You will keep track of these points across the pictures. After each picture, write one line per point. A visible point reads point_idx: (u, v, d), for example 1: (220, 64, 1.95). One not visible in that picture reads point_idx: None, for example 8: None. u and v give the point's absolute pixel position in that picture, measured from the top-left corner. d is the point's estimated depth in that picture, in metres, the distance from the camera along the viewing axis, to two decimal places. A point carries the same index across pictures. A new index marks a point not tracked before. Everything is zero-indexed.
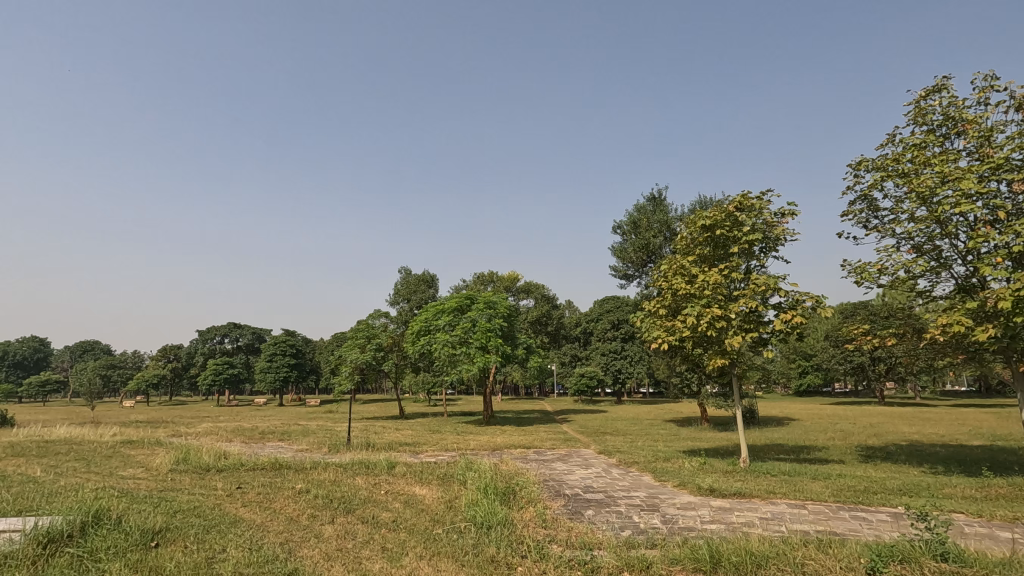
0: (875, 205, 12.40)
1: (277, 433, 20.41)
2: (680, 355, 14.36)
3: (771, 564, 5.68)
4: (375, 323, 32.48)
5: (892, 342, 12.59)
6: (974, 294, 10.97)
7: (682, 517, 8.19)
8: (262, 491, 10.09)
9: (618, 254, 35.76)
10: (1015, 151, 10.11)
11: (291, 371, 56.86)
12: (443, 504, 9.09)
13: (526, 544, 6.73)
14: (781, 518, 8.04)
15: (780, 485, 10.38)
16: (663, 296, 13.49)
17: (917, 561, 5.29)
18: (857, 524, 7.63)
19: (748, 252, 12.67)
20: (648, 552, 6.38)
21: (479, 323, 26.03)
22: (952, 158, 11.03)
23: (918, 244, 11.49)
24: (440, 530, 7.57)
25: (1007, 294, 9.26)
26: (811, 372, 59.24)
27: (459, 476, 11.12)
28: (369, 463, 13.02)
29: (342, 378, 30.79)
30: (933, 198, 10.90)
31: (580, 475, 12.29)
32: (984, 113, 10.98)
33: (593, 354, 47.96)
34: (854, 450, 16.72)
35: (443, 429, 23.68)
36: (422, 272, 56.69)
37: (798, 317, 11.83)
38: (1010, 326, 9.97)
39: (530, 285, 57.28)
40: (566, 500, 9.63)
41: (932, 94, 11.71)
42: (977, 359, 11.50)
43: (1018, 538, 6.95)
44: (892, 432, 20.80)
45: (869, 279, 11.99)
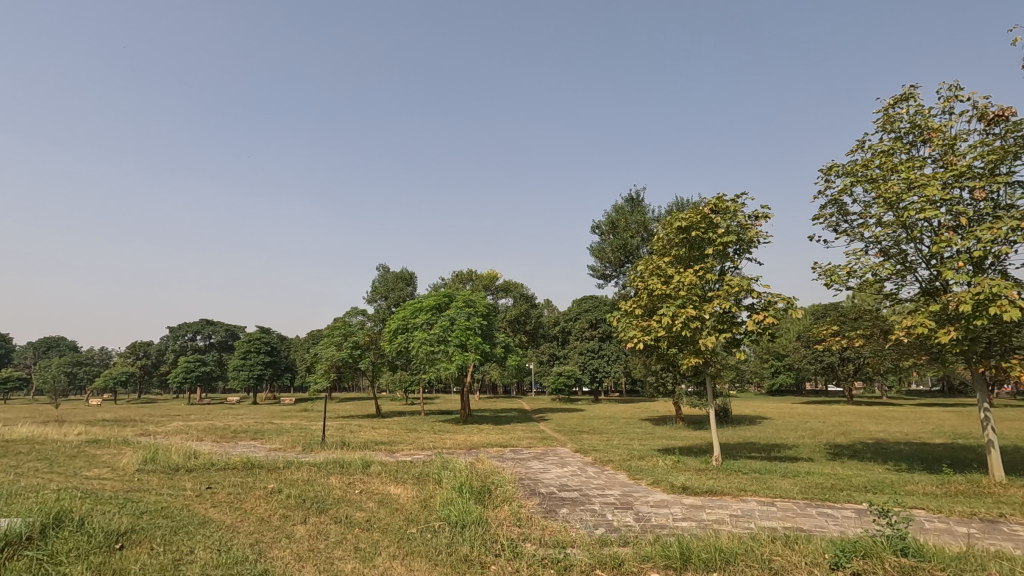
0: (845, 209, 12.74)
1: (250, 432, 20.00)
2: (655, 354, 14.53)
3: (740, 560, 5.80)
4: (352, 320, 32.05)
5: (860, 343, 12.95)
6: (936, 297, 11.36)
7: (655, 515, 8.29)
8: (232, 492, 9.88)
9: (596, 254, 36.00)
10: (977, 159, 10.48)
11: (266, 369, 55.79)
12: (417, 503, 9.04)
13: (500, 543, 6.73)
14: (751, 515, 8.22)
15: (751, 483, 10.58)
16: (640, 296, 13.65)
17: (878, 556, 5.45)
18: (824, 520, 7.83)
19: (723, 253, 12.87)
20: (620, 550, 6.45)
21: (457, 322, 25.92)
22: (918, 165, 11.38)
23: (885, 248, 11.84)
24: (414, 530, 7.52)
25: (969, 297, 9.61)
26: (783, 371, 60.56)
27: (435, 475, 11.07)
28: (344, 462, 12.88)
29: (318, 376, 30.32)
30: (899, 203, 11.24)
31: (556, 473, 12.34)
32: (949, 122, 11.36)
33: (572, 353, 48.10)
34: (823, 448, 17.13)
35: (419, 429, 23.18)
36: (400, 271, 56.29)
37: (770, 317, 12.09)
38: (971, 328, 10.35)
39: (510, 283, 57.33)
40: (541, 499, 9.66)
41: (900, 103, 12.07)
42: (939, 359, 11.91)
43: (974, 533, 7.23)
44: (860, 431, 21.38)
45: (838, 282, 12.32)
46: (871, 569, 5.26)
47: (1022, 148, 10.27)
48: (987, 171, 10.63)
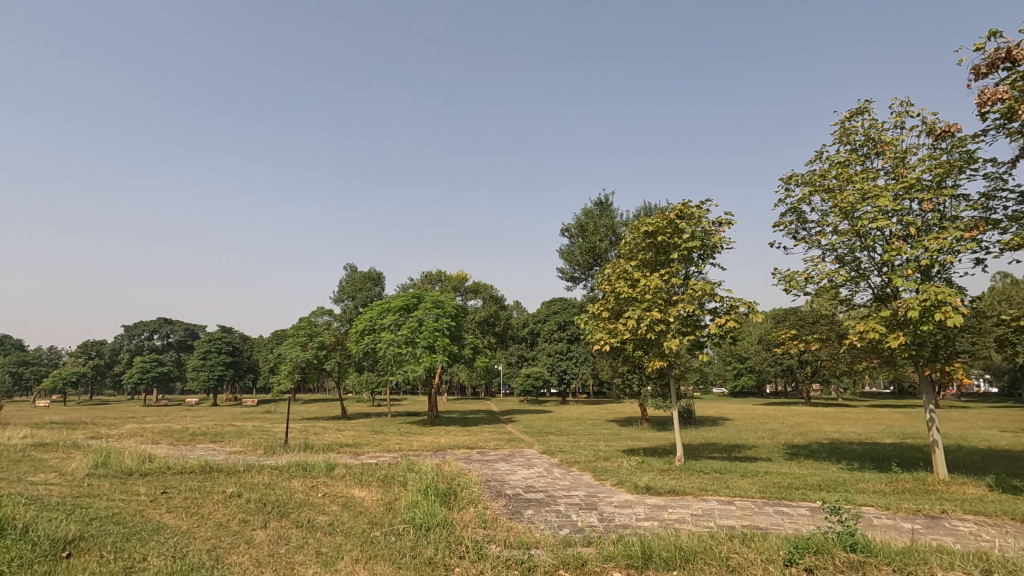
0: (804, 218, 13.21)
1: (209, 435, 19.40)
2: (621, 356, 14.75)
3: (699, 558, 5.94)
4: (318, 320, 31.43)
5: (816, 346, 13.44)
6: (887, 304, 11.88)
7: (619, 515, 8.42)
8: (190, 496, 9.57)
9: (565, 257, 36.24)
10: (926, 172, 11.03)
11: (227, 370, 54.13)
12: (381, 506, 8.93)
13: (465, 544, 6.73)
14: (710, 514, 8.44)
15: (712, 482, 10.88)
16: (607, 300, 13.85)
17: (829, 553, 5.68)
18: (780, 518, 8.10)
19: (688, 258, 13.17)
20: (584, 550, 6.53)
21: (425, 323, 25.69)
22: (871, 176, 11.90)
23: (840, 255, 12.32)
24: (378, 533, 7.44)
25: (916, 304, 10.11)
26: (745, 373, 62.34)
27: (401, 477, 10.98)
28: (307, 465, 12.62)
29: (281, 377, 29.66)
30: (854, 213, 11.72)
31: (522, 475, 12.38)
32: (900, 136, 11.92)
33: (540, 354, 48.32)
34: (781, 448, 17.73)
35: (384, 429, 23.46)
36: (368, 271, 55.58)
37: (732, 321, 12.45)
38: (918, 334, 10.87)
39: (479, 285, 57.34)
40: (507, 500, 9.69)
41: (856, 116, 12.60)
42: (889, 362, 12.45)
43: (918, 529, 7.59)
44: (816, 431, 22.20)
45: (796, 287, 12.77)
46: (823, 565, 5.47)
47: (965, 162, 10.86)
48: (934, 183, 11.19)
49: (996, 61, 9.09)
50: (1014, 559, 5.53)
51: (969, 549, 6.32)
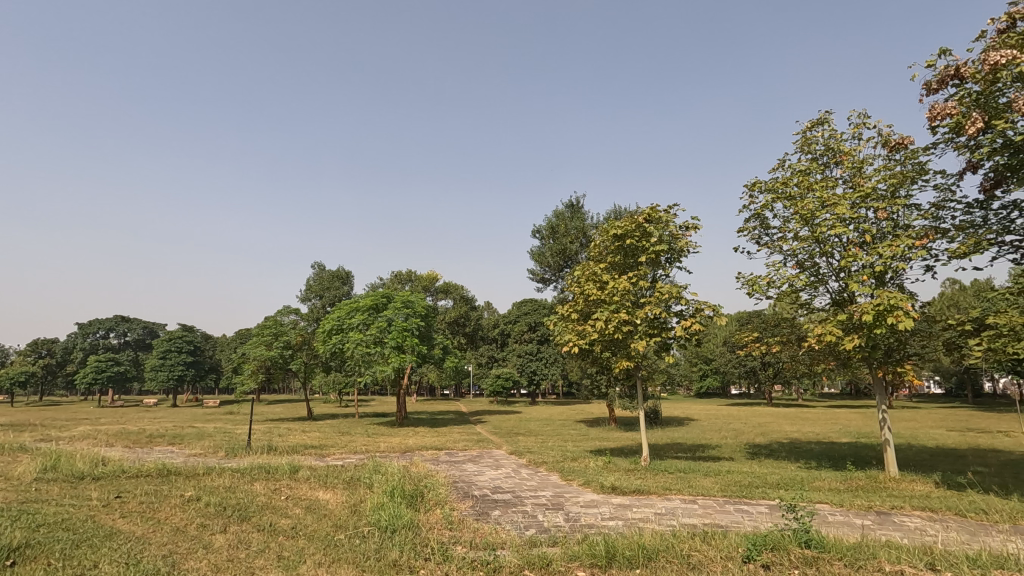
0: (767, 223, 13.59)
1: (167, 437, 18.75)
2: (588, 358, 14.92)
3: (660, 557, 6.04)
4: (284, 319, 30.74)
5: (777, 348, 13.84)
6: (844, 307, 12.32)
7: (584, 515, 8.51)
8: (146, 501, 9.24)
9: (535, 258, 36.40)
10: (881, 182, 11.50)
11: (187, 370, 52.41)
12: (346, 508, 8.80)
13: (431, 546, 6.69)
14: (673, 513, 8.61)
15: (675, 482, 11.08)
16: (576, 301, 13.99)
17: (785, 549, 5.87)
18: (740, 516, 8.32)
19: (655, 261, 13.40)
20: (549, 550, 6.58)
21: (395, 322, 25.44)
22: (831, 185, 12.34)
23: (801, 261, 12.74)
24: (342, 536, 7.32)
25: (871, 308, 10.54)
26: (710, 375, 63.68)
27: (367, 479, 10.82)
28: (270, 467, 12.33)
29: (245, 378, 28.91)
30: (814, 220, 12.13)
31: (490, 476, 12.37)
32: (858, 146, 12.39)
33: (510, 355, 48.32)
34: (743, 448, 18.23)
35: (352, 430, 23.12)
36: (337, 269, 54.78)
37: (697, 324, 12.74)
38: (873, 336, 11.31)
39: (449, 285, 57.11)
40: (474, 501, 9.68)
41: (817, 126, 13.05)
42: (846, 364, 12.92)
43: (869, 525, 7.91)
44: (777, 431, 22.89)
45: (758, 291, 13.14)
46: (779, 562, 5.65)
47: (917, 174, 11.38)
48: (888, 193, 11.68)
49: (946, 77, 9.58)
50: (956, 552, 5.81)
51: (915, 543, 6.61)
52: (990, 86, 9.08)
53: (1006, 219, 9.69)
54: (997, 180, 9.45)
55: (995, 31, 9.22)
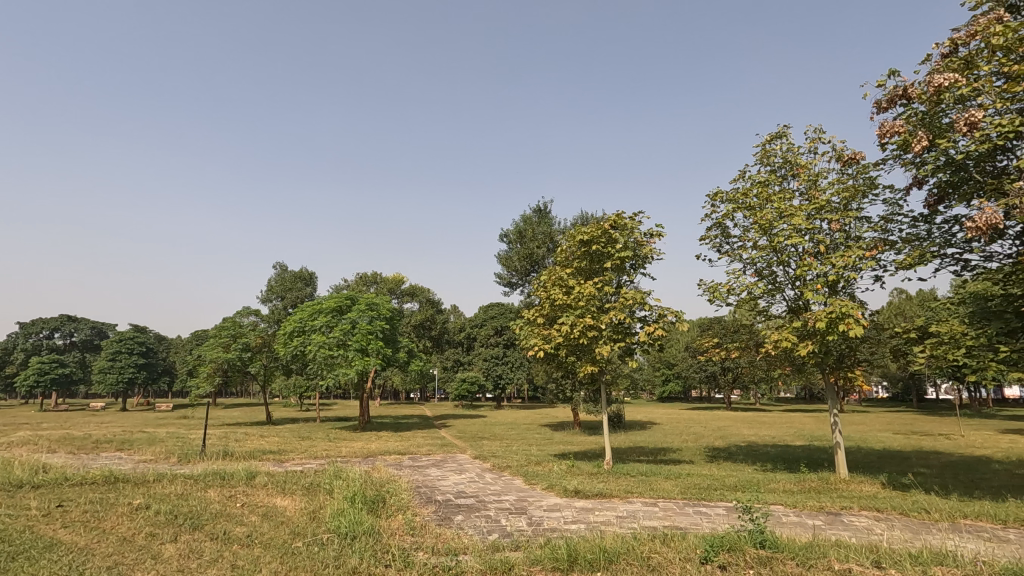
0: (727, 232, 13.98)
1: (115, 442, 17.91)
2: (554, 362, 15.00)
3: (621, 559, 6.10)
4: (244, 321, 29.85)
5: (736, 354, 14.21)
6: (799, 315, 12.76)
7: (547, 519, 8.54)
8: (90, 509, 8.80)
9: (502, 262, 36.40)
10: (835, 195, 11.99)
11: (138, 372, 50.23)
12: (305, 515, 8.58)
13: (391, 553, 6.59)
14: (634, 515, 8.73)
15: (637, 485, 11.24)
16: (542, 306, 14.06)
17: (740, 550, 6.03)
18: (699, 518, 8.49)
19: (621, 268, 13.58)
20: (511, 554, 6.58)
21: (359, 325, 25.01)
22: (788, 197, 12.78)
23: (759, 269, 13.13)
24: (300, 543, 7.14)
25: (824, 315, 10.95)
26: (672, 380, 64.91)
27: (327, 485, 10.59)
28: (225, 474, 11.93)
29: (200, 381, 27.90)
30: (771, 230, 12.54)
31: (453, 480, 12.28)
32: (814, 160, 12.88)
33: (476, 359, 48.14)
34: (702, 451, 18.66)
35: (312, 435, 22.60)
36: (300, 270, 53.57)
37: (660, 329, 12.98)
38: (826, 343, 11.75)
39: (416, 288, 56.62)
40: (437, 506, 9.59)
41: (775, 140, 13.52)
42: (800, 370, 13.37)
43: (820, 525, 8.20)
44: (735, 435, 23.50)
45: (719, 298, 13.48)
46: (735, 562, 5.79)
47: (867, 188, 11.91)
48: (841, 205, 12.18)
49: (894, 97, 10.08)
50: (900, 550, 6.08)
51: (863, 542, 6.88)
52: (934, 106, 9.60)
53: (948, 233, 10.24)
54: (940, 196, 9.98)
55: (939, 55, 9.76)
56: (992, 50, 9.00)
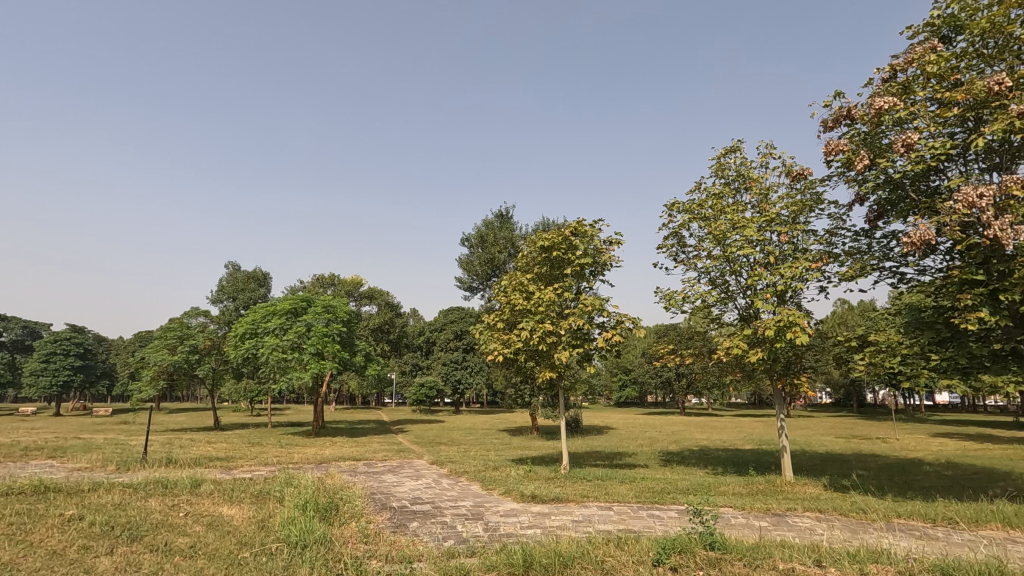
0: (683, 241, 14.36)
1: (46, 449, 16.81)
2: (512, 367, 15.01)
3: (576, 563, 6.14)
4: (192, 322, 28.65)
5: (690, 360, 14.58)
6: (749, 323, 13.23)
7: (504, 524, 8.53)
8: (16, 521, 8.23)
9: (463, 266, 36.29)
10: (784, 209, 12.51)
11: (75, 375, 47.43)
12: (253, 524, 8.28)
13: (343, 562, 6.44)
14: (590, 520, 8.82)
15: (593, 489, 11.37)
16: (503, 311, 14.07)
17: (691, 551, 6.18)
18: (652, 521, 8.66)
19: (580, 274, 13.75)
20: (467, 560, 6.53)
21: (314, 327, 24.38)
22: (741, 209, 13.26)
23: (713, 278, 13.54)
24: (247, 554, 6.88)
25: (773, 323, 11.39)
26: (629, 385, 66.04)
27: (277, 493, 10.26)
28: (168, 482, 11.38)
29: (143, 384, 26.55)
30: (725, 240, 12.97)
31: (409, 486, 12.11)
32: (765, 174, 13.41)
33: (435, 363, 47.68)
34: (657, 455, 19.06)
35: (263, 441, 21.85)
36: (253, 271, 51.91)
37: (618, 335, 13.20)
38: (774, 350, 12.21)
39: (374, 290, 55.71)
40: (392, 513, 9.43)
41: (729, 154, 14.01)
42: (750, 376, 13.84)
43: (766, 526, 8.49)
44: (688, 439, 24.10)
45: (674, 305, 13.83)
46: (686, 564, 5.93)
47: (814, 203, 12.48)
48: (790, 218, 12.72)
49: (840, 117, 10.63)
50: (840, 549, 6.36)
51: (806, 542, 7.15)
52: (875, 127, 10.17)
53: (886, 247, 10.83)
54: (880, 213, 10.56)
55: (880, 80, 10.35)
56: (927, 77, 9.61)
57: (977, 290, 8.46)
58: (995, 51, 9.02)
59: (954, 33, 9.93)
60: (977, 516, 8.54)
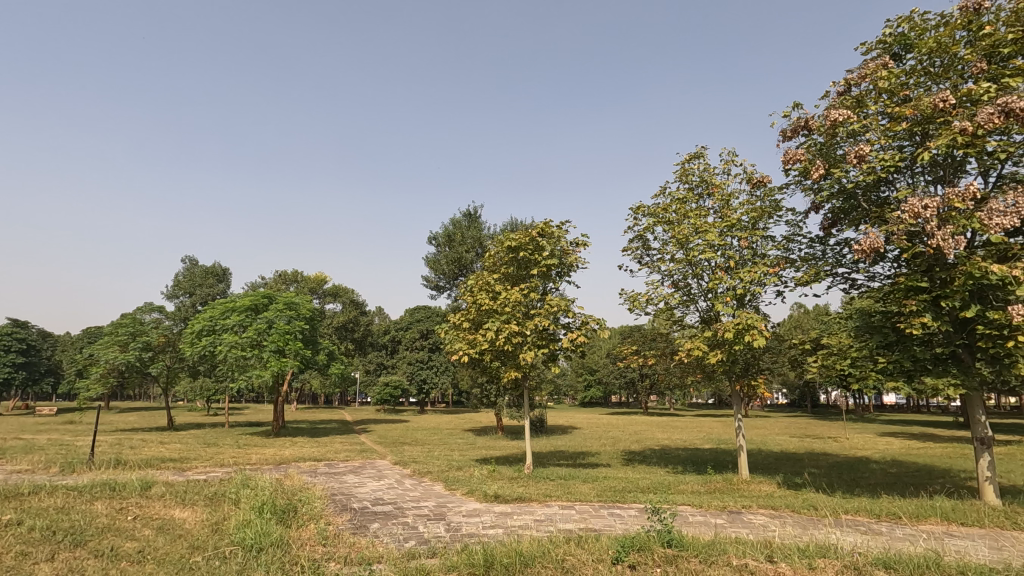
0: (648, 244, 14.62)
1: None
2: (478, 367, 14.98)
3: (537, 563, 6.16)
4: (145, 318, 27.60)
5: (653, 361, 14.83)
6: (710, 325, 13.56)
7: (466, 524, 8.51)
8: None
9: (430, 265, 36.05)
10: (744, 215, 12.87)
11: (16, 372, 44.88)
12: (206, 527, 8.02)
13: (299, 564, 6.31)
14: (552, 518, 8.89)
15: (555, 488, 11.45)
16: (469, 310, 14.04)
17: (648, 549, 6.30)
18: (613, 520, 8.79)
19: (547, 275, 13.84)
20: (427, 561, 6.49)
21: (276, 325, 23.79)
22: (703, 214, 13.59)
23: (675, 281, 13.83)
24: (199, 558, 6.66)
25: (732, 326, 11.71)
26: (594, 386, 66.84)
27: (233, 495, 9.95)
28: (116, 484, 10.90)
29: (91, 382, 25.39)
30: (687, 244, 13.27)
31: (371, 487, 11.94)
32: (727, 181, 13.78)
33: (400, 362, 47.12)
34: (619, 455, 19.37)
35: (220, 441, 21.17)
36: (212, 266, 50.34)
37: (583, 336, 13.34)
38: (732, 352, 12.55)
39: (339, 288, 54.79)
40: (352, 514, 9.28)
41: (693, 160, 14.35)
42: (710, 377, 14.19)
43: (724, 524, 8.72)
44: (649, 439, 24.58)
45: (638, 306, 14.07)
46: (644, 561, 6.05)
47: (773, 210, 12.90)
48: (750, 224, 13.10)
49: (798, 127, 11.03)
50: (791, 545, 6.59)
51: (760, 540, 7.37)
52: (830, 139, 10.58)
53: (839, 254, 11.28)
54: (833, 220, 10.99)
55: (836, 93, 10.77)
56: (879, 92, 10.06)
57: (920, 297, 8.90)
58: (941, 69, 9.51)
59: (904, 51, 10.42)
60: (918, 512, 8.97)
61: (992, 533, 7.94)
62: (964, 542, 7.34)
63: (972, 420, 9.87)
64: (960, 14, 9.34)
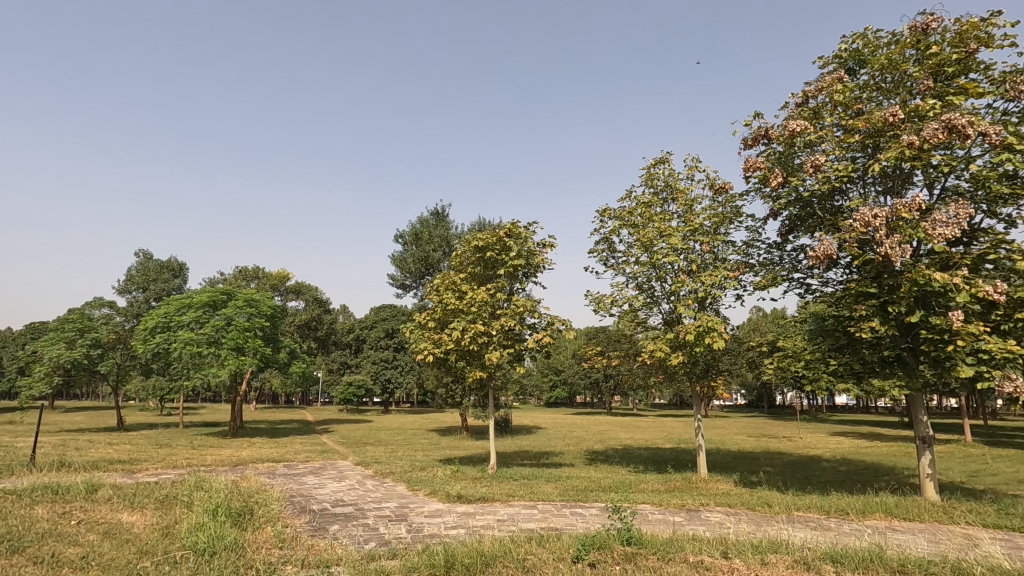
0: (613, 247, 14.83)
1: None
2: (443, 367, 14.88)
3: (498, 562, 6.18)
4: (95, 314, 26.40)
5: (617, 362, 15.04)
6: (672, 328, 13.84)
7: (428, 525, 8.45)
8: None
9: (396, 262, 35.63)
10: (706, 219, 13.19)
11: None
12: (155, 532, 7.71)
13: (254, 568, 6.15)
14: (514, 518, 8.92)
15: (518, 488, 11.48)
16: (435, 310, 13.95)
17: (609, 547, 6.40)
18: (574, 519, 8.86)
19: (513, 275, 13.89)
20: (387, 563, 6.40)
21: (235, 322, 23.07)
22: (667, 218, 13.86)
23: (639, 283, 14.08)
24: (148, 563, 6.40)
25: (694, 328, 11.99)
26: (559, 386, 67.32)
27: (185, 498, 9.60)
28: (59, 487, 10.37)
29: (34, 381, 24.09)
30: (652, 247, 13.52)
31: (331, 488, 11.72)
32: (690, 186, 14.09)
33: (364, 362, 46.41)
34: (582, 454, 19.57)
35: (174, 442, 20.42)
36: (167, 261, 48.49)
37: (549, 337, 13.43)
38: (694, 353, 12.84)
39: (301, 285, 53.65)
40: (311, 516, 9.09)
41: (659, 165, 14.63)
42: (671, 378, 14.48)
43: (682, 521, 8.93)
44: (612, 438, 24.91)
45: (602, 308, 14.26)
46: (604, 559, 6.14)
47: (733, 216, 13.28)
48: (711, 229, 13.44)
49: (758, 136, 11.37)
50: (745, 541, 6.81)
51: (716, 536, 7.57)
52: (788, 148, 10.95)
53: (795, 259, 11.69)
54: (790, 227, 11.38)
55: (794, 104, 11.16)
56: (834, 105, 10.49)
57: (869, 302, 9.29)
58: (892, 85, 9.97)
59: (858, 66, 10.87)
60: (864, 508, 9.38)
61: (930, 527, 8.39)
62: (906, 536, 7.72)
63: (915, 419, 10.36)
64: (910, 33, 9.80)
